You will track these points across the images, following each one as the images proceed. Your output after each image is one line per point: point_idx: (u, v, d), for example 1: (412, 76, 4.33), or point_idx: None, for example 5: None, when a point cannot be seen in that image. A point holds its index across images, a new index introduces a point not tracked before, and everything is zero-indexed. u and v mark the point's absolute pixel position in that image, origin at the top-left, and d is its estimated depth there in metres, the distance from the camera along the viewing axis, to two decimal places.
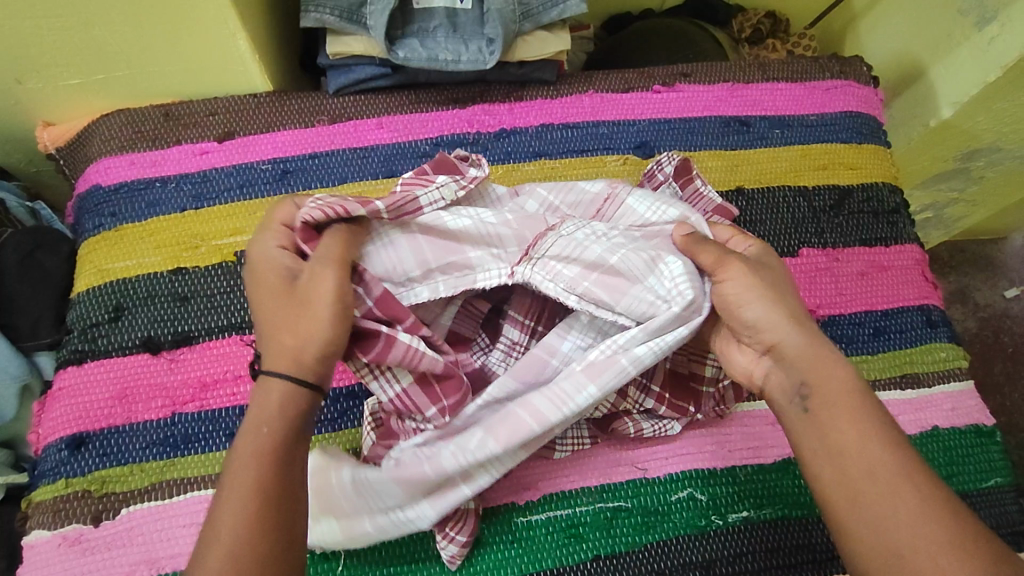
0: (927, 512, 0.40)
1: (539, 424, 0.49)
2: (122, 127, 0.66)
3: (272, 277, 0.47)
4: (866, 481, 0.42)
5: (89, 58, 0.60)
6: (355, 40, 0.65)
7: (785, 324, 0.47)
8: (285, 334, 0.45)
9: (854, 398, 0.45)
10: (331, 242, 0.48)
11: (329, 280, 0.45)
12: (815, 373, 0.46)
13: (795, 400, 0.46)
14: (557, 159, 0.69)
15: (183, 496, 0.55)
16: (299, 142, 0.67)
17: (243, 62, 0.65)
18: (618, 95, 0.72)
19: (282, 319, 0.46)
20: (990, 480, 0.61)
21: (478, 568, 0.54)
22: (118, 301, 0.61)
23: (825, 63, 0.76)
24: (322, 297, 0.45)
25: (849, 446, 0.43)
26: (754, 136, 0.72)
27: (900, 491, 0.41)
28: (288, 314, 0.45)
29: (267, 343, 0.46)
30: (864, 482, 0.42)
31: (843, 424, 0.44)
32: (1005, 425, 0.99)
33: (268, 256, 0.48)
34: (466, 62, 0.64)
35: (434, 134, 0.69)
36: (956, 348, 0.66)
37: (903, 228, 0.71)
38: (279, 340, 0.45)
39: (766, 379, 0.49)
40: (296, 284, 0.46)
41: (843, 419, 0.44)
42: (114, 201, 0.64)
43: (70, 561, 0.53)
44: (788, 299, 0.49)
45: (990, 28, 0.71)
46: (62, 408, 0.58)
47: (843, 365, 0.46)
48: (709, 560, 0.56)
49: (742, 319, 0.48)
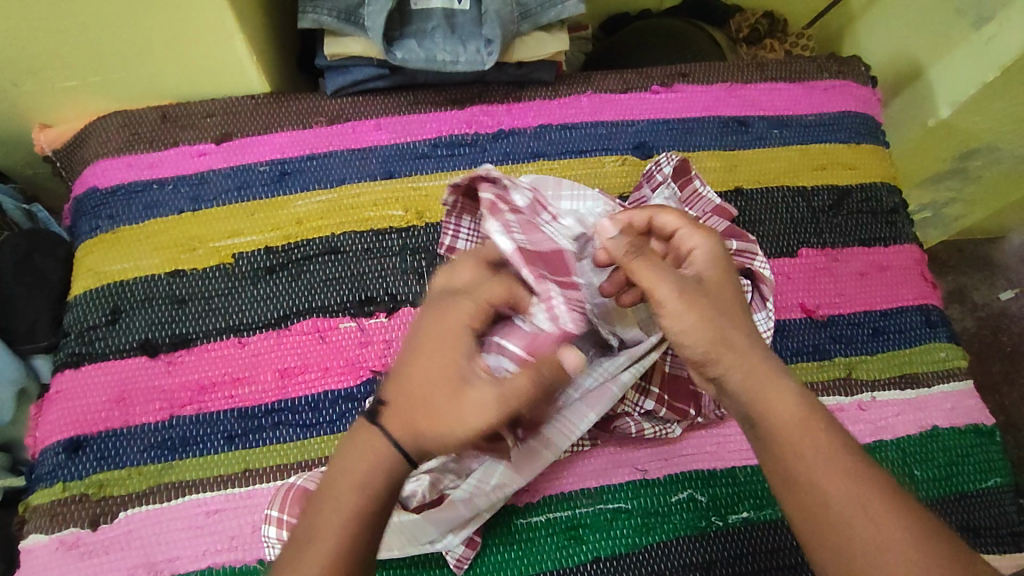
0: (891, 529, 0.40)
1: (554, 453, 0.54)
2: (119, 129, 0.66)
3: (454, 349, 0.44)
4: (844, 512, 0.41)
5: (86, 60, 0.60)
6: (352, 41, 0.64)
7: (727, 355, 0.45)
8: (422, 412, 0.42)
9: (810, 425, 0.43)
10: (520, 378, 0.42)
11: (486, 411, 0.42)
12: (764, 400, 0.44)
13: (745, 428, 0.45)
14: (556, 160, 0.69)
15: (182, 499, 0.55)
16: (297, 144, 0.67)
17: (240, 63, 0.65)
18: (617, 96, 0.72)
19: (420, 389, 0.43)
20: (989, 480, 0.61)
21: (477, 569, 0.54)
22: (116, 303, 0.61)
23: (823, 63, 0.76)
24: (471, 418, 0.42)
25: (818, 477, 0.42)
26: (752, 137, 0.72)
27: (858, 514, 0.40)
28: (431, 406, 0.42)
29: (400, 395, 0.43)
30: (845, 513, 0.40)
31: (796, 450, 0.42)
32: (1003, 424, 0.99)
33: (446, 315, 0.45)
34: (465, 63, 0.64)
35: (432, 135, 0.69)
36: (955, 348, 0.66)
37: (902, 228, 0.71)
38: (414, 414, 0.43)
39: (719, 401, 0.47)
40: (462, 391, 0.42)
41: (798, 442, 0.43)
42: (112, 203, 0.64)
43: (68, 565, 0.53)
44: (729, 318, 0.46)
45: (988, 27, 0.71)
46: (60, 412, 0.57)
47: (790, 383, 0.45)
48: (709, 561, 0.56)
49: (687, 349, 0.46)
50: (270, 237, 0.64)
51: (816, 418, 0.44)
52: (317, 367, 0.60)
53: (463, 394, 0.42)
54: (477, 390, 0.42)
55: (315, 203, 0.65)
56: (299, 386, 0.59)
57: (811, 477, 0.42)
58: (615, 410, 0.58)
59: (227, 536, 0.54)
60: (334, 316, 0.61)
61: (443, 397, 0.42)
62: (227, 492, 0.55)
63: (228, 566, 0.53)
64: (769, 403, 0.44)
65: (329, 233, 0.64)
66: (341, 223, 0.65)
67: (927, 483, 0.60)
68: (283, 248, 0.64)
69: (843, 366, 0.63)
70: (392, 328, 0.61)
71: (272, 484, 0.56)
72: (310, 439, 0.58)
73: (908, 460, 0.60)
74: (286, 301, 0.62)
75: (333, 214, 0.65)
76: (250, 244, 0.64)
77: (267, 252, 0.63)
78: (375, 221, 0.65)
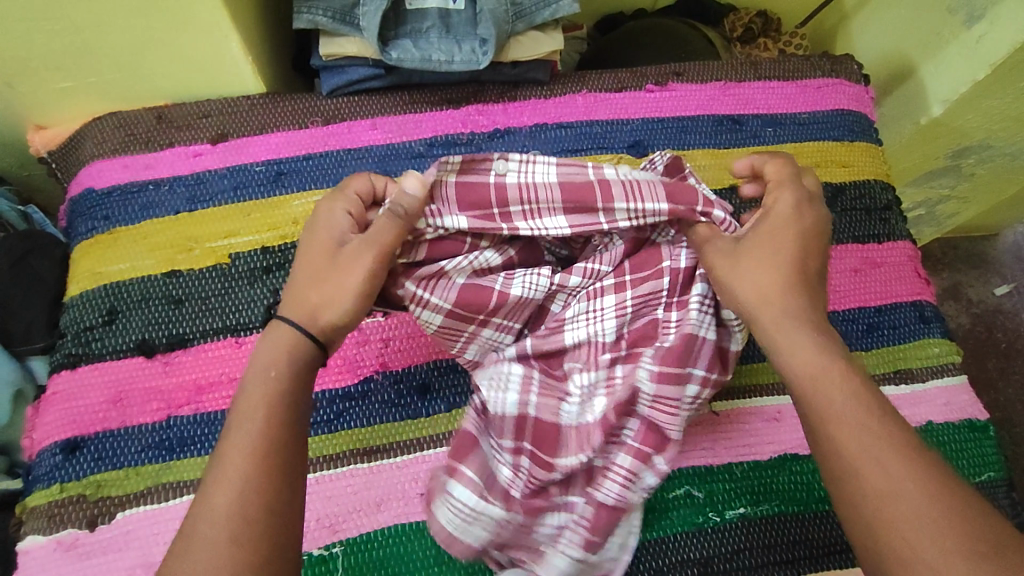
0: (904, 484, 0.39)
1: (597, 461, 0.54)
2: (115, 130, 0.66)
3: (324, 234, 0.50)
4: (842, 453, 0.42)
5: (81, 62, 0.60)
6: (348, 41, 0.65)
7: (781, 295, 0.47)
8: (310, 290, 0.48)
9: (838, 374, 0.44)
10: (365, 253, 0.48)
11: (364, 262, 0.47)
12: (784, 354, 0.46)
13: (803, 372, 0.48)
14: (551, 158, 0.70)
15: (179, 499, 0.55)
16: (293, 144, 0.67)
17: (236, 64, 0.65)
18: (611, 95, 0.73)
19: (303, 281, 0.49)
20: (983, 474, 0.61)
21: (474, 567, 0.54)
22: (113, 304, 0.61)
23: (816, 62, 0.77)
24: (356, 275, 0.47)
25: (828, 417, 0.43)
26: (746, 135, 0.72)
27: (873, 466, 0.40)
28: (324, 271, 0.49)
29: (294, 290, 0.49)
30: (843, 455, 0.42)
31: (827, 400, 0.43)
32: (998, 420, 1.00)
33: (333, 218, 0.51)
34: (460, 63, 0.64)
35: (428, 135, 0.69)
36: (949, 343, 0.66)
37: (896, 224, 0.71)
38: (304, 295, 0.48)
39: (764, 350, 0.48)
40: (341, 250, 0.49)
41: (831, 394, 0.43)
42: (107, 204, 0.64)
43: (65, 566, 0.53)
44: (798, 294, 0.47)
45: (978, 26, 0.71)
46: (57, 413, 0.57)
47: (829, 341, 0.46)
48: (706, 557, 0.56)
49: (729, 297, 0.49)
50: (267, 236, 0.64)
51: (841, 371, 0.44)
52: None
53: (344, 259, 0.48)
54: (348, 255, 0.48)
55: (312, 203, 0.65)
56: None
57: (840, 427, 0.42)
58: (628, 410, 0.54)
59: None
60: None
61: (330, 268, 0.48)
62: None
63: None
64: (788, 358, 0.45)
65: None
66: None
67: None
68: (280, 247, 0.64)
69: None
70: (390, 327, 0.61)
71: None
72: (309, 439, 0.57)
73: None
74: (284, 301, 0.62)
75: None
76: (247, 244, 0.64)
77: (264, 252, 0.63)
78: None
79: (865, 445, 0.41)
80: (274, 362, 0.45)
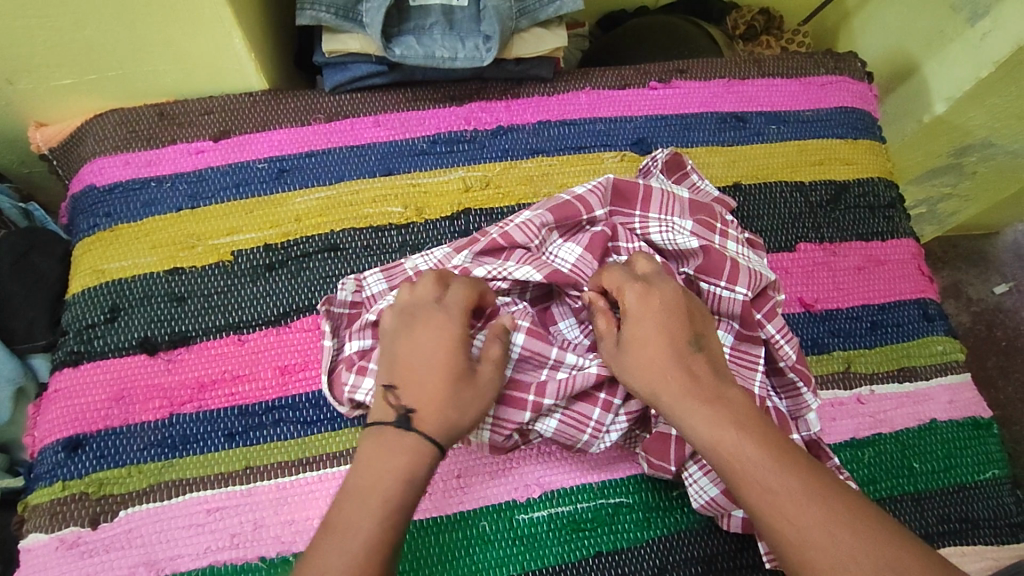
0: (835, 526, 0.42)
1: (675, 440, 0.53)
2: (116, 127, 0.66)
3: (422, 327, 0.48)
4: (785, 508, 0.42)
5: (83, 58, 0.60)
6: (351, 38, 0.64)
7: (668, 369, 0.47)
8: (417, 392, 0.47)
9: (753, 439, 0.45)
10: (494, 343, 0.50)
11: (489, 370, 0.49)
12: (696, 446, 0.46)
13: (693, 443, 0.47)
14: (554, 156, 0.69)
15: (181, 498, 0.54)
16: (295, 141, 0.67)
17: (238, 60, 0.65)
18: (615, 93, 0.72)
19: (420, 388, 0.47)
20: (987, 472, 0.61)
21: (479, 565, 0.54)
22: (115, 301, 0.61)
23: (820, 59, 0.77)
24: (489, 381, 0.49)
25: (759, 480, 0.43)
26: (750, 132, 0.72)
27: (805, 513, 0.42)
28: (457, 383, 0.48)
29: (416, 401, 0.47)
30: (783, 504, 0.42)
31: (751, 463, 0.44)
32: (999, 418, 1.00)
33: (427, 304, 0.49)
34: (463, 60, 0.64)
35: (431, 132, 0.69)
36: (953, 341, 0.66)
37: (899, 222, 0.71)
38: (441, 404, 0.47)
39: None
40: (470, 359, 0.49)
41: (749, 463, 0.44)
42: (109, 201, 0.64)
43: (68, 565, 0.52)
44: (655, 367, 0.47)
45: (983, 23, 0.71)
46: (59, 410, 0.57)
47: (709, 405, 0.46)
48: (710, 554, 0.56)
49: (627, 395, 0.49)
50: (268, 234, 0.64)
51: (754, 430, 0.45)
52: (317, 364, 0.59)
53: (474, 378, 0.48)
54: (482, 370, 0.49)
55: (314, 200, 0.65)
56: (299, 383, 0.59)
57: (749, 473, 0.44)
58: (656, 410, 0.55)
59: (228, 533, 0.54)
60: None
61: (463, 388, 0.48)
62: (227, 490, 0.55)
63: (229, 564, 0.53)
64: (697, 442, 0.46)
65: (329, 230, 0.64)
66: (341, 219, 0.65)
67: (926, 476, 0.60)
68: (282, 245, 0.63)
69: (842, 359, 0.64)
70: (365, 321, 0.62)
71: (271, 483, 0.55)
72: (312, 436, 0.57)
73: (907, 453, 0.61)
74: (287, 299, 0.62)
75: (332, 210, 0.65)
76: (249, 241, 0.63)
77: (266, 249, 0.63)
78: (374, 218, 0.65)
79: (773, 481, 0.43)
80: (390, 462, 0.46)
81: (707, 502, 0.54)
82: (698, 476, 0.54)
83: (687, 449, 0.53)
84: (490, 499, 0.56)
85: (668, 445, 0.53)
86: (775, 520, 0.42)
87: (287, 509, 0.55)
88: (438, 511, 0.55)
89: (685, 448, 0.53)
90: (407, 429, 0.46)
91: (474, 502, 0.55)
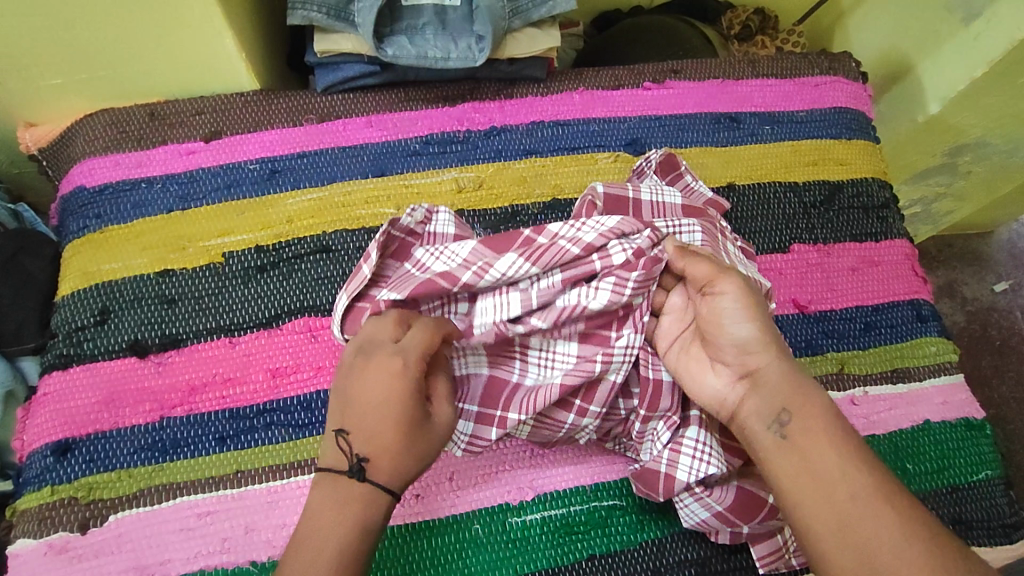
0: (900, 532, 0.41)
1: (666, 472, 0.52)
2: (106, 127, 0.65)
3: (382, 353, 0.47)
4: (852, 494, 0.43)
5: (71, 58, 0.59)
6: (343, 38, 0.64)
7: (765, 349, 0.49)
8: (371, 439, 0.46)
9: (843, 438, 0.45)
10: (441, 377, 0.49)
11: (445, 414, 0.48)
12: (802, 407, 0.47)
13: (773, 427, 0.47)
14: (548, 157, 0.69)
15: (172, 501, 0.54)
16: (287, 141, 0.67)
17: (230, 60, 0.65)
18: (608, 93, 0.72)
19: (374, 429, 0.46)
20: (980, 473, 0.61)
21: (472, 568, 0.54)
22: (104, 304, 0.60)
23: (814, 59, 0.77)
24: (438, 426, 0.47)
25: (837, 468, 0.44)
26: (744, 133, 0.72)
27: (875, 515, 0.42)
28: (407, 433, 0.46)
29: (371, 447, 0.46)
30: (847, 490, 0.43)
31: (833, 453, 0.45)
32: (993, 417, 1.00)
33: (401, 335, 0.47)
34: (456, 60, 0.64)
35: (423, 133, 0.68)
36: (946, 342, 0.66)
37: (893, 223, 0.71)
38: (387, 451, 0.45)
39: (742, 404, 0.49)
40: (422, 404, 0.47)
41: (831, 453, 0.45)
42: (99, 203, 0.63)
43: (57, 570, 0.52)
44: (771, 323, 0.50)
45: (977, 23, 0.71)
46: (49, 413, 0.57)
47: (813, 378, 0.49)
48: (704, 557, 0.56)
49: (725, 339, 0.50)
50: (260, 235, 0.63)
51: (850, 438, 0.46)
52: (310, 366, 0.59)
53: (428, 424, 0.47)
54: (436, 410, 0.47)
55: (307, 202, 0.65)
56: (291, 385, 0.58)
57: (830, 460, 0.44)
58: (643, 428, 0.54)
59: (219, 537, 0.53)
60: (325, 315, 0.61)
61: (417, 434, 0.46)
62: (219, 493, 0.55)
63: (219, 569, 0.53)
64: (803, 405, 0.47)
65: (321, 231, 0.64)
66: (333, 221, 0.64)
67: (920, 477, 0.60)
68: (274, 246, 0.63)
69: (835, 361, 0.64)
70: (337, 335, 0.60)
71: (262, 486, 0.55)
72: (303, 439, 0.57)
73: (901, 454, 0.61)
74: (279, 300, 0.61)
75: (325, 212, 0.65)
76: (241, 243, 0.63)
77: (258, 251, 0.63)
78: (367, 219, 0.65)
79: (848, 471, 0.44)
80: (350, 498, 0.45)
81: (698, 523, 0.54)
82: (689, 504, 0.53)
83: (677, 486, 0.52)
84: (483, 501, 0.55)
85: (657, 479, 0.53)
86: (834, 495, 0.43)
87: (278, 512, 0.54)
88: (432, 514, 0.55)
89: (674, 486, 0.52)
90: (360, 477, 0.45)
91: (468, 505, 0.55)
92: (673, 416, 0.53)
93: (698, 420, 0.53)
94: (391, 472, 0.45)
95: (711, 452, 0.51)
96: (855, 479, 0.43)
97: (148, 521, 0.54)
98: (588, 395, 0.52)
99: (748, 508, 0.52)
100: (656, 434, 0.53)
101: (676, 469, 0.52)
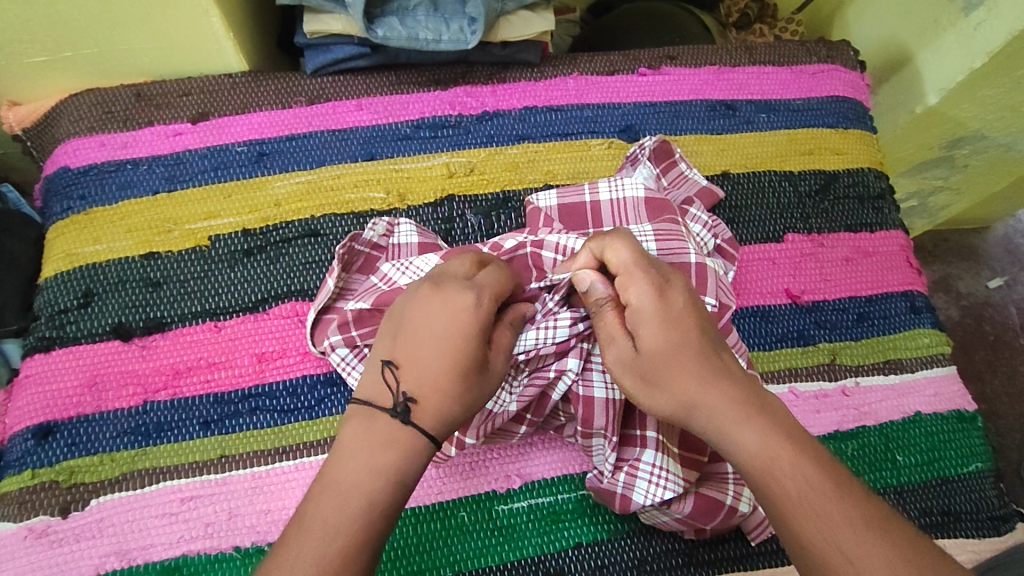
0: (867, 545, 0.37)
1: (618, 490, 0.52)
2: (91, 108, 0.64)
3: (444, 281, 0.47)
4: (812, 514, 0.38)
5: (53, 35, 0.58)
6: (332, 18, 0.62)
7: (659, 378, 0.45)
8: (430, 381, 0.43)
9: (796, 452, 0.41)
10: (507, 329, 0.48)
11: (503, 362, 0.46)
12: (734, 427, 0.42)
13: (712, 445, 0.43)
14: (540, 143, 0.68)
15: (156, 486, 0.54)
16: (275, 124, 0.65)
17: (217, 40, 0.63)
18: (603, 78, 0.71)
19: (430, 371, 0.43)
20: (970, 465, 0.61)
21: (457, 556, 0.53)
22: (88, 286, 0.59)
23: (811, 48, 0.75)
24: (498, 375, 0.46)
25: (791, 488, 0.39)
26: (740, 120, 0.71)
27: (841, 536, 0.37)
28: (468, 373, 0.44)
29: (425, 386, 0.43)
30: (806, 512, 0.38)
31: (785, 473, 0.40)
32: (984, 412, 1.00)
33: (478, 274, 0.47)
34: (448, 42, 0.63)
35: (414, 117, 0.67)
36: (939, 334, 0.66)
37: (889, 214, 0.70)
38: (445, 394, 0.43)
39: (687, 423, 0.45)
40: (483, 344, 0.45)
41: (783, 479, 0.40)
42: (84, 183, 0.62)
43: (37, 554, 0.51)
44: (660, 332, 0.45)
45: (978, 13, 0.70)
46: (30, 397, 0.56)
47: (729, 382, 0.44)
48: (691, 546, 0.56)
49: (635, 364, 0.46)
50: (248, 219, 0.62)
51: (804, 448, 0.41)
52: (296, 352, 0.58)
53: (488, 370, 0.45)
54: (493, 360, 0.46)
55: (294, 185, 0.64)
56: (277, 370, 0.58)
57: (780, 484, 0.40)
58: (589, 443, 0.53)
59: (203, 523, 0.53)
60: (312, 300, 0.60)
61: (475, 377, 0.44)
62: (203, 478, 0.54)
63: (202, 554, 0.52)
64: (733, 432, 0.42)
65: (309, 216, 0.63)
66: (321, 205, 0.63)
67: (909, 469, 0.60)
68: (261, 230, 0.62)
69: (827, 351, 0.63)
70: None
71: (248, 471, 0.54)
72: (288, 425, 0.56)
73: (891, 446, 0.60)
74: (266, 285, 0.60)
75: (313, 195, 0.64)
76: (228, 226, 0.62)
77: (245, 235, 0.62)
78: (356, 203, 0.64)
79: (804, 486, 0.39)
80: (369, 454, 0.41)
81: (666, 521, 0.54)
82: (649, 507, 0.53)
83: (632, 506, 0.52)
84: (469, 489, 0.55)
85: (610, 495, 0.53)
86: (794, 520, 0.39)
87: (263, 497, 0.54)
88: (417, 501, 0.54)
89: (628, 504, 0.52)
90: (405, 417, 0.42)
91: (453, 493, 0.55)
92: (612, 435, 0.51)
93: (653, 443, 0.51)
94: (439, 417, 0.43)
95: (668, 476, 0.51)
96: (806, 500, 0.39)
97: (132, 505, 0.53)
98: (539, 408, 0.53)
99: (707, 512, 0.52)
100: (603, 451, 0.53)
101: (632, 491, 0.51)
